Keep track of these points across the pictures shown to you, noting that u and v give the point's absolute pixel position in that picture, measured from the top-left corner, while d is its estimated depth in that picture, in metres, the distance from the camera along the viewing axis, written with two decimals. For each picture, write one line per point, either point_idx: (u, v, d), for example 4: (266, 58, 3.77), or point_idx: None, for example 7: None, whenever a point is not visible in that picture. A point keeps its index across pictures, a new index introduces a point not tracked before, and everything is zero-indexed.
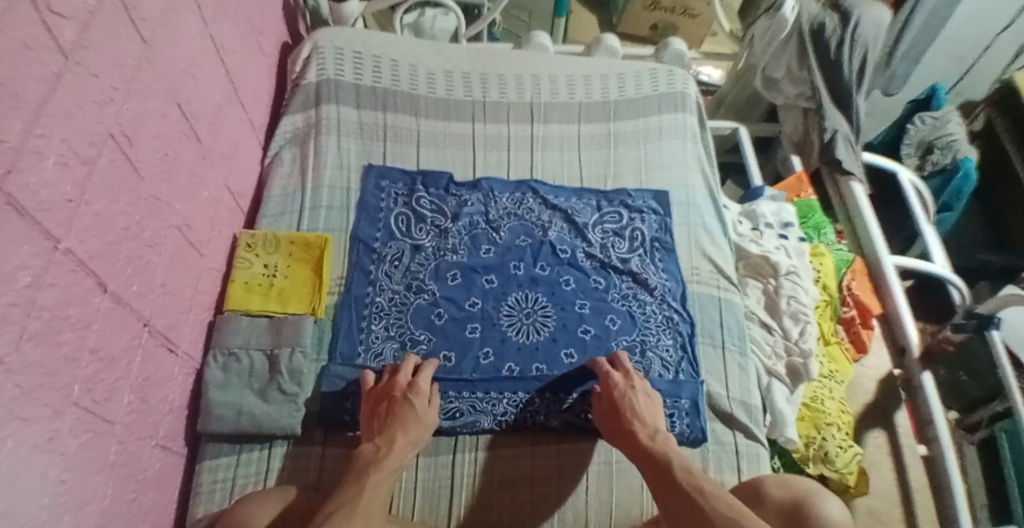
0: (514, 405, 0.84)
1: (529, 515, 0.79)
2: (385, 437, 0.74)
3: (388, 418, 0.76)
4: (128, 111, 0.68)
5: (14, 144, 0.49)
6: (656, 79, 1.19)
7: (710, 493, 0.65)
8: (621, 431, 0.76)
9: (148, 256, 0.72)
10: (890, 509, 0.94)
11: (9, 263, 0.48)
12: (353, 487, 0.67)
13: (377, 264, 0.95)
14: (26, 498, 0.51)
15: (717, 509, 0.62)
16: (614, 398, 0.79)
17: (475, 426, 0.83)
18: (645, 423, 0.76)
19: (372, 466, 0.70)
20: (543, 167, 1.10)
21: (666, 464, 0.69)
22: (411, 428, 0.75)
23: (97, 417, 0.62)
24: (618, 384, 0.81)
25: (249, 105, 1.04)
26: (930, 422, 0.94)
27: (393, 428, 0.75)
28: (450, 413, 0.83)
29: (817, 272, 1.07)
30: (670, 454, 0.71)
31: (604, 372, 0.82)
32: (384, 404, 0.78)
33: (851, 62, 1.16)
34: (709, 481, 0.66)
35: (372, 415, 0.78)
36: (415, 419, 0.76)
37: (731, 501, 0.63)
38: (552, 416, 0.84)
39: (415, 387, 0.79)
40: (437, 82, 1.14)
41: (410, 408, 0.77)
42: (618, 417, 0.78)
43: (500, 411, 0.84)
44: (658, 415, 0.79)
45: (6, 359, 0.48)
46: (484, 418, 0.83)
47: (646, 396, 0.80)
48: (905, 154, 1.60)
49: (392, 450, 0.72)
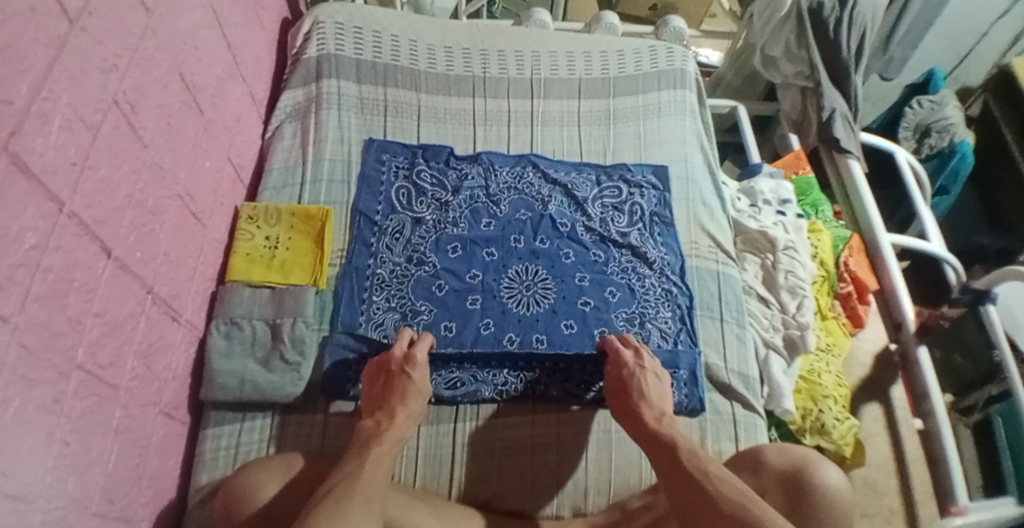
0: (515, 375, 0.85)
1: (529, 485, 0.80)
2: (386, 411, 0.73)
3: (388, 392, 0.76)
4: (130, 79, 0.68)
5: (19, 106, 0.49)
6: (655, 56, 1.20)
7: (716, 475, 0.62)
8: (628, 412, 0.76)
9: (151, 224, 0.72)
10: (887, 481, 0.96)
11: (13, 226, 0.49)
12: (354, 462, 0.65)
13: (377, 237, 0.96)
14: (30, 459, 0.52)
15: (723, 492, 0.60)
16: (623, 377, 0.79)
17: (475, 395, 0.84)
18: (652, 406, 0.76)
19: (373, 440, 0.69)
20: (543, 142, 1.11)
21: (671, 444, 0.68)
22: (410, 401, 0.75)
23: (100, 382, 0.62)
24: (628, 363, 0.80)
25: (249, 78, 1.05)
26: (925, 395, 0.95)
27: (393, 402, 0.75)
28: (451, 383, 0.84)
29: (814, 247, 1.08)
30: (675, 435, 0.70)
31: (616, 349, 0.82)
32: (383, 377, 0.78)
33: (849, 40, 1.17)
34: (713, 462, 0.64)
35: (372, 389, 0.78)
36: (413, 391, 0.76)
37: (739, 484, 0.61)
38: (551, 385, 0.85)
39: (411, 360, 0.78)
40: (437, 57, 1.15)
41: (408, 381, 0.77)
42: (627, 397, 0.77)
43: (500, 381, 0.85)
44: (665, 396, 0.79)
45: (12, 319, 0.49)
46: (485, 388, 0.84)
47: (655, 377, 0.80)
48: (901, 137, 1.61)
49: (393, 424, 0.71)
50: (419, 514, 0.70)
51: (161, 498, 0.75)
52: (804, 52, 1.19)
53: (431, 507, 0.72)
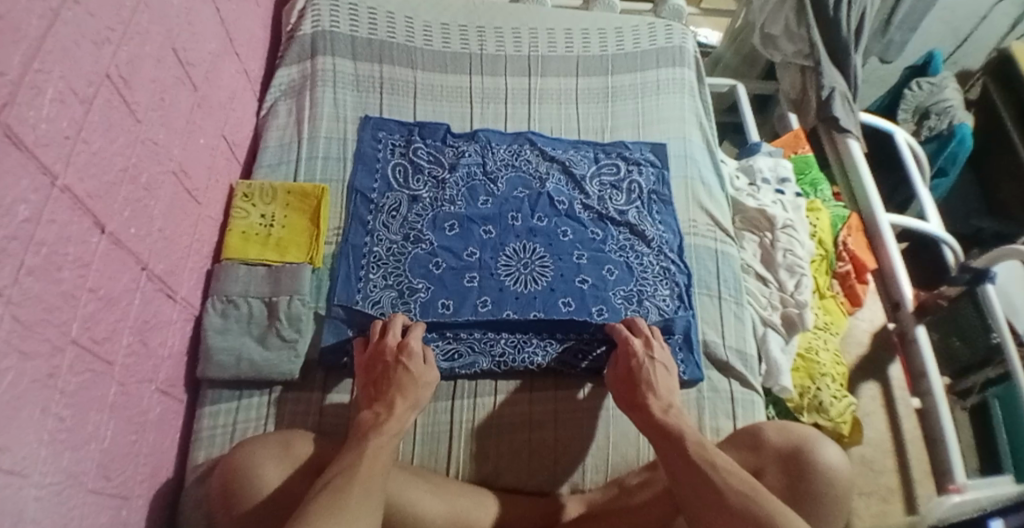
0: (512, 345, 0.85)
1: (527, 462, 0.81)
2: (385, 402, 0.71)
3: (385, 382, 0.74)
4: (124, 53, 0.67)
5: (11, 77, 0.48)
6: (654, 34, 1.19)
7: (721, 466, 0.63)
8: (635, 405, 0.75)
9: (145, 200, 0.72)
10: (884, 460, 0.98)
11: (8, 196, 0.48)
12: (354, 453, 0.64)
13: (374, 215, 0.95)
14: (25, 434, 0.51)
15: (730, 483, 0.61)
16: (631, 368, 0.78)
17: (473, 367, 0.84)
18: (660, 397, 0.74)
19: (372, 430, 0.67)
20: (540, 120, 1.10)
21: (677, 438, 0.67)
22: (411, 392, 0.73)
23: (97, 357, 0.62)
24: (637, 353, 0.79)
25: (244, 55, 1.04)
26: (924, 375, 0.93)
27: (391, 392, 0.73)
28: (449, 354, 0.84)
29: (812, 226, 1.09)
30: (682, 427, 0.69)
31: (625, 337, 0.81)
32: (378, 368, 0.76)
33: (850, 18, 1.16)
34: (720, 454, 0.65)
35: (367, 381, 0.76)
36: (411, 381, 0.74)
37: (743, 475, 0.62)
38: (549, 357, 0.85)
39: (407, 349, 0.77)
40: (433, 35, 1.14)
41: (405, 371, 0.75)
42: (634, 389, 0.76)
43: (498, 352, 0.85)
44: (674, 388, 0.77)
45: (7, 291, 0.48)
46: (483, 359, 0.84)
47: (665, 369, 0.78)
48: (901, 119, 1.59)
49: (392, 414, 0.70)
50: (420, 490, 0.70)
51: (159, 475, 0.75)
52: (804, 30, 1.18)
53: (430, 484, 0.72)
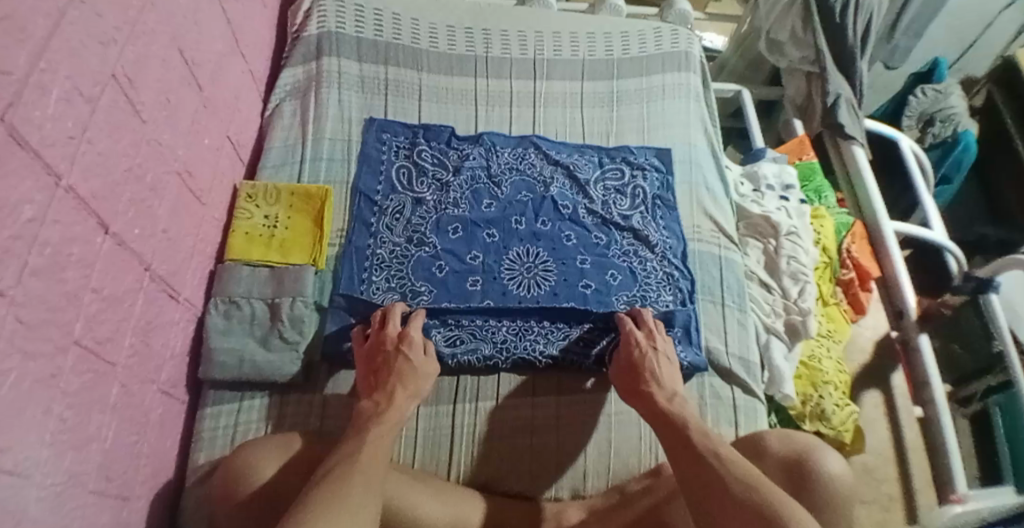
0: (514, 332, 0.86)
1: (529, 465, 0.80)
2: (385, 392, 0.71)
3: (385, 373, 0.74)
4: (130, 53, 0.67)
5: (17, 77, 0.48)
6: (660, 38, 1.19)
7: (725, 457, 0.62)
8: (639, 393, 0.75)
9: (150, 200, 0.71)
10: (886, 467, 0.97)
11: (12, 196, 0.47)
12: (354, 443, 0.64)
13: (378, 217, 0.95)
14: (27, 434, 0.51)
15: (732, 472, 0.60)
16: (635, 358, 0.78)
17: (474, 353, 0.84)
18: (663, 387, 0.74)
19: (372, 421, 0.67)
20: (545, 124, 1.10)
21: (683, 427, 0.67)
22: (411, 382, 0.73)
23: (98, 357, 0.61)
24: (640, 343, 0.79)
25: (250, 56, 1.04)
26: (925, 382, 0.93)
27: (391, 382, 0.72)
28: (451, 341, 0.84)
29: (817, 233, 1.07)
30: (686, 417, 0.69)
31: (627, 330, 0.81)
32: (378, 358, 0.76)
33: (856, 25, 1.16)
34: (724, 444, 0.64)
35: (368, 371, 0.75)
36: (411, 372, 0.74)
37: (747, 468, 0.61)
38: (551, 345, 0.85)
39: (406, 338, 0.77)
40: (439, 36, 1.14)
41: (405, 361, 0.75)
42: (639, 376, 0.76)
43: (500, 339, 0.85)
44: (677, 379, 0.77)
45: (9, 292, 0.48)
46: (484, 346, 0.84)
47: (667, 360, 0.78)
48: (905, 126, 1.59)
49: (392, 405, 0.69)
50: (419, 494, 0.70)
51: (159, 477, 0.74)
52: (810, 36, 1.18)
53: (432, 490, 0.72)
